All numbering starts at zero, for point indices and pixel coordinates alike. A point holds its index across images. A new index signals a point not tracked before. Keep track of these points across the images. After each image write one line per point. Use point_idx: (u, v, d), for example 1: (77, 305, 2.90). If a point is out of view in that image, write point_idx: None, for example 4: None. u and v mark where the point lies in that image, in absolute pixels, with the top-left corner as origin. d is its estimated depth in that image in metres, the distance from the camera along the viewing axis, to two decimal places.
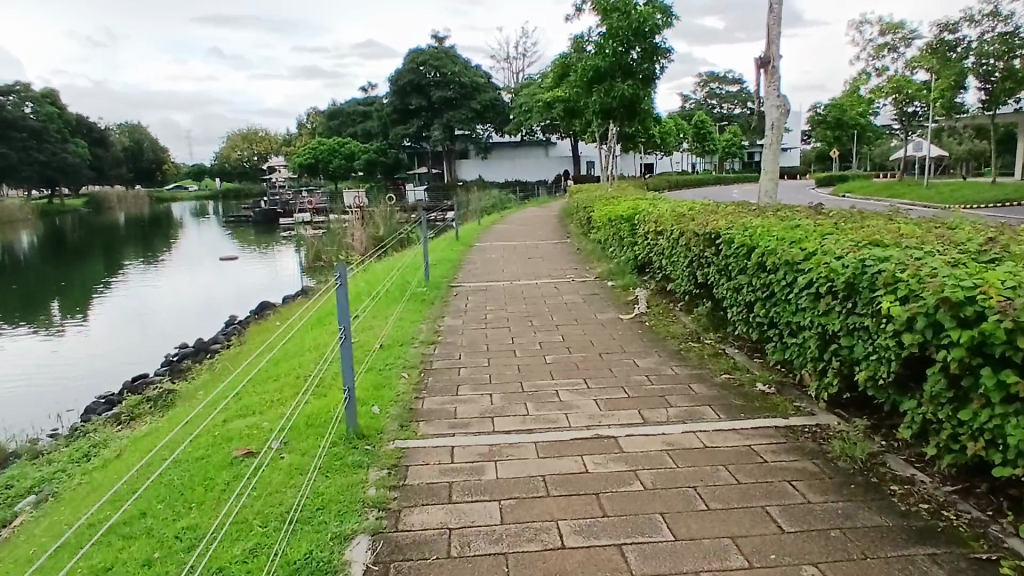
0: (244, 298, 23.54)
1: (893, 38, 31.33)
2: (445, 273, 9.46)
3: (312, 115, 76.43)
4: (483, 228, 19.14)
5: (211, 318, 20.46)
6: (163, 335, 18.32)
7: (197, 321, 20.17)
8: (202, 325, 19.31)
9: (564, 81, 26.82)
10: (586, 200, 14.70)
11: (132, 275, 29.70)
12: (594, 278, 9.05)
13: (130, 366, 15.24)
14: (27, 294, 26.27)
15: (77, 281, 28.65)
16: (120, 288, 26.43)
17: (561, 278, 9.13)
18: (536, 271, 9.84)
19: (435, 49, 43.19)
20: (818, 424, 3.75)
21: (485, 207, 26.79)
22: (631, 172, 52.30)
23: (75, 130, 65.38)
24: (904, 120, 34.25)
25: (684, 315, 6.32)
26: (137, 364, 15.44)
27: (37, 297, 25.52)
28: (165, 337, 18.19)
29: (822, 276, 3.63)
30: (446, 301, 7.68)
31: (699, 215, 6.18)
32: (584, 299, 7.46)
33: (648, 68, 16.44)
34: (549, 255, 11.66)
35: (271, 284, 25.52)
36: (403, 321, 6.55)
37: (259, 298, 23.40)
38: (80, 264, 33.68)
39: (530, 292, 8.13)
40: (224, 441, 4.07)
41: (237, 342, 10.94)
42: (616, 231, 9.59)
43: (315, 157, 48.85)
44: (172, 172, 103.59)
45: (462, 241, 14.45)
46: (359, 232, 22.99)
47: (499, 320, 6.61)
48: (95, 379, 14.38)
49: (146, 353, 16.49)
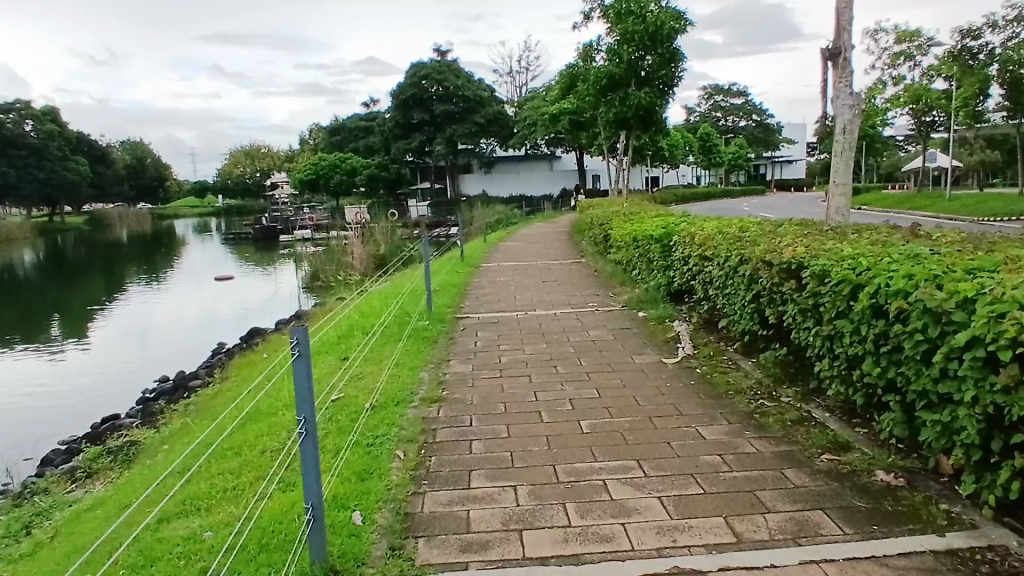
0: (240, 317, 22.32)
1: (910, 46, 30.42)
2: (451, 302, 8.33)
3: (315, 131, 75.91)
4: (489, 245, 18.09)
5: (206, 338, 19.29)
6: (156, 355, 17.25)
7: (190, 340, 18.94)
8: (194, 345, 18.19)
9: (572, 92, 25.86)
10: (601, 215, 13.58)
11: (132, 293, 28.76)
12: (620, 306, 7.89)
13: (113, 388, 14.09)
14: (26, 313, 25.30)
15: (75, 299, 27.69)
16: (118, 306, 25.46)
17: (582, 307, 7.98)
18: (553, 297, 8.68)
19: (437, 62, 42.38)
20: (991, 549, 2.62)
21: (491, 222, 25.74)
22: (638, 185, 51.35)
23: (75, 146, 64.55)
24: (922, 130, 32.89)
25: (741, 359, 5.21)
26: (120, 386, 14.29)
27: (33, 316, 24.52)
28: (157, 357, 17.13)
29: (1008, 338, 2.50)
30: (452, 338, 6.55)
31: (759, 237, 5.07)
32: (613, 335, 6.37)
33: (664, 75, 15.29)
34: (564, 277, 10.54)
35: (271, 302, 24.48)
36: (399, 368, 5.44)
37: (256, 317, 22.21)
38: (79, 282, 32.74)
39: (549, 325, 6.99)
40: (145, 566, 2.93)
41: (219, 379, 9.80)
42: (643, 251, 8.48)
43: (316, 172, 48.54)
44: (173, 187, 102.99)
45: (468, 261, 13.37)
46: (359, 249, 21.94)
47: (517, 366, 5.47)
48: (74, 401, 13.25)
49: (131, 374, 15.33)
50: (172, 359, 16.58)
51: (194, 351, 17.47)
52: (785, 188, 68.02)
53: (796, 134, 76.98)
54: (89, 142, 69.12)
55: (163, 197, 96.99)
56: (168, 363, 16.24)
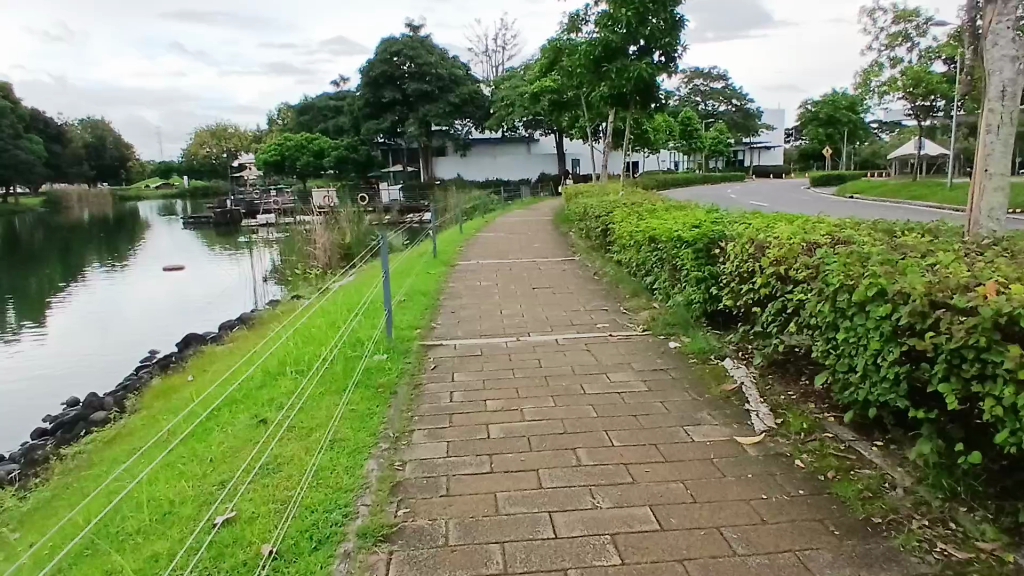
0: (188, 306, 20.11)
1: (908, 27, 29.18)
2: (418, 320, 6.47)
3: (283, 111, 72.97)
4: (465, 236, 16.24)
5: (147, 329, 17.17)
6: (107, 347, 15.28)
7: (129, 332, 16.79)
8: (134, 338, 16.06)
9: (556, 68, 23.92)
10: (595, 205, 11.81)
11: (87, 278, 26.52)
12: (640, 329, 6.11)
13: (34, 390, 12.01)
14: None
15: (25, 285, 25.39)
16: (73, 292, 23.27)
17: (592, 329, 6.15)
18: (550, 314, 6.82)
19: (410, 39, 39.94)
20: None
21: (467, 209, 23.83)
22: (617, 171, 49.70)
23: (28, 124, 60.94)
24: (921, 114, 31.16)
25: (858, 443, 3.45)
26: (43, 386, 12.19)
27: None
28: (105, 349, 15.13)
29: None
30: (417, 384, 4.67)
31: (896, 258, 3.30)
32: (647, 381, 4.54)
33: (668, 43, 13.25)
34: (559, 282, 8.66)
35: (230, 288, 22.36)
36: (333, 451, 3.55)
37: (205, 305, 20.01)
38: (32, 267, 30.35)
39: (552, 363, 5.10)
40: None
41: (130, 413, 7.83)
42: (662, 254, 6.73)
43: (282, 154, 46.05)
44: (136, 169, 99.28)
45: (441, 257, 11.45)
46: (323, 238, 19.88)
47: (517, 444, 3.59)
48: None
49: (51, 371, 13.20)
50: (105, 353, 14.51)
51: (131, 345, 15.34)
52: (764, 175, 67.03)
53: (774, 120, 75.94)
54: (44, 119, 65.33)
55: (125, 178, 93.49)
56: (100, 359, 14.12)
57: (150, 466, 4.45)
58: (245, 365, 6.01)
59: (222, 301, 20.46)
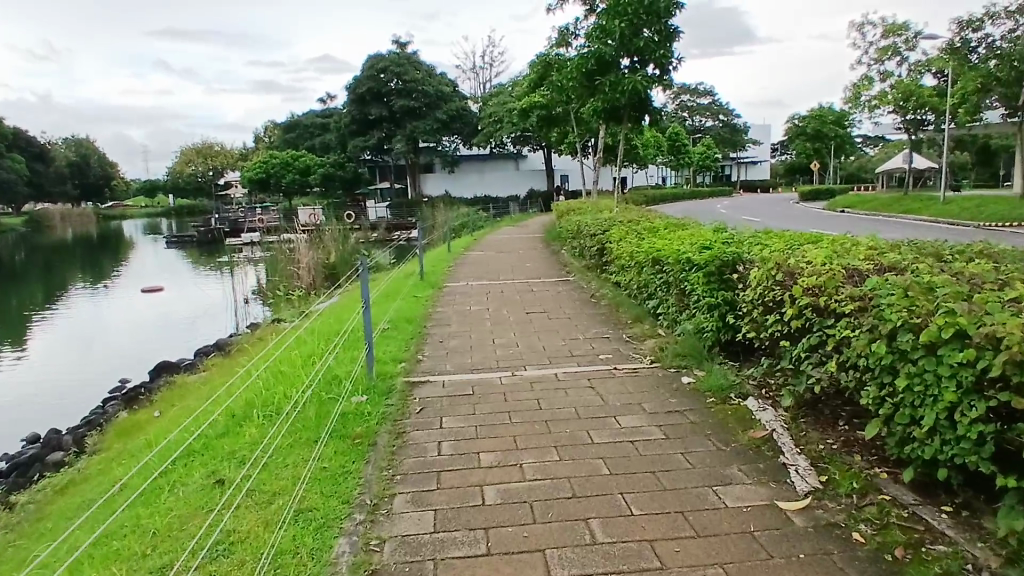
0: (166, 327, 19.40)
1: (897, 41, 29.15)
2: (401, 353, 5.91)
3: (269, 129, 72.42)
4: (454, 255, 15.68)
5: (122, 353, 16.46)
6: (79, 374, 14.59)
7: (104, 358, 16.09)
8: (108, 364, 15.37)
9: (544, 83, 23.55)
10: (590, 223, 11.33)
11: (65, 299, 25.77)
12: (647, 360, 5.56)
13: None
14: None
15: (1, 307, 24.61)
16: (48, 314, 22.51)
17: (594, 361, 5.60)
18: (546, 343, 6.26)
19: (396, 55, 39.60)
20: None
21: (455, 226, 23.29)
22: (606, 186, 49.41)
23: (9, 143, 60.06)
24: (911, 128, 31.02)
25: (924, 509, 2.92)
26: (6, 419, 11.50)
27: None
28: (77, 376, 14.44)
29: None
30: (400, 431, 4.10)
31: (972, 293, 2.78)
32: (661, 425, 4.00)
33: (663, 55, 12.78)
34: (555, 306, 8.10)
35: (212, 308, 21.70)
36: (299, 526, 2.98)
37: (184, 326, 19.31)
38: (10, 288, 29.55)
39: (551, 402, 4.53)
40: None
41: (90, 453, 7.20)
42: (667, 277, 6.21)
43: (267, 171, 45.51)
44: (120, 187, 98.31)
45: (428, 278, 10.87)
46: (306, 258, 19.26)
47: (518, 513, 3.02)
48: None
49: (16, 406, 12.49)
50: (75, 383, 13.83)
51: (104, 372, 14.65)
52: (751, 190, 67.02)
53: (761, 135, 76.14)
54: (26, 138, 64.45)
55: (110, 197, 92.56)
56: (71, 389, 13.44)
57: (90, 537, 3.82)
58: (211, 407, 5.38)
59: (204, 322, 19.79)
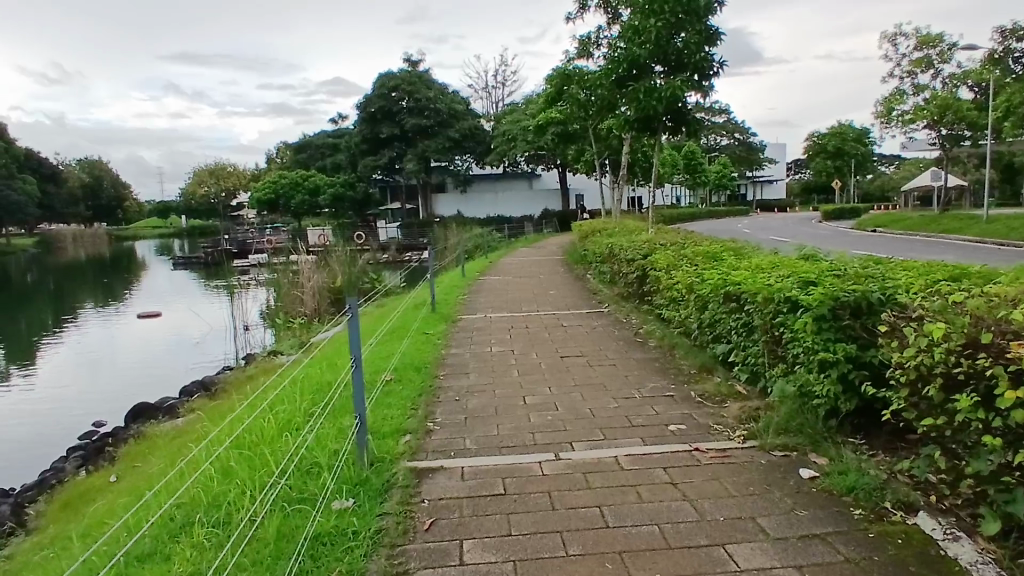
0: (162, 352, 18.03)
1: (932, 53, 27.83)
2: (404, 422, 4.50)
3: (281, 150, 71.80)
4: (468, 280, 14.30)
5: (110, 381, 15.06)
6: (58, 405, 13.27)
7: (88, 385, 14.78)
8: (91, 393, 13.98)
9: (562, 99, 22.32)
10: (624, 245, 9.97)
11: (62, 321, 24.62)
12: (737, 435, 4.13)
13: None
14: None
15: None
16: (42, 337, 21.32)
17: (662, 435, 4.18)
18: (594, 402, 4.86)
19: (408, 73, 38.64)
20: None
21: (468, 248, 21.97)
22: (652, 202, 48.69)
23: (22, 166, 59.73)
24: (948, 144, 29.38)
25: None
26: None
27: None
28: (53, 408, 13.12)
29: None
30: (401, 571, 2.70)
31: None
32: (804, 569, 2.60)
33: (701, 58, 11.32)
34: (594, 348, 6.69)
35: (212, 331, 20.39)
36: None
37: (180, 351, 17.91)
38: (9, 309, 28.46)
39: (619, 509, 3.12)
40: None
41: (20, 537, 5.80)
42: (749, 318, 4.84)
43: (276, 192, 44.65)
44: (134, 209, 98.04)
45: (441, 310, 9.51)
46: (311, 282, 17.97)
47: None
48: None
49: None
50: (50, 417, 12.49)
51: (83, 404, 13.33)
52: (768, 209, 65.54)
53: (778, 154, 74.52)
54: (38, 160, 64.04)
55: (122, 218, 92.30)
56: (43, 426, 12.04)
57: None
58: (145, 506, 3.94)
59: (202, 346, 18.46)
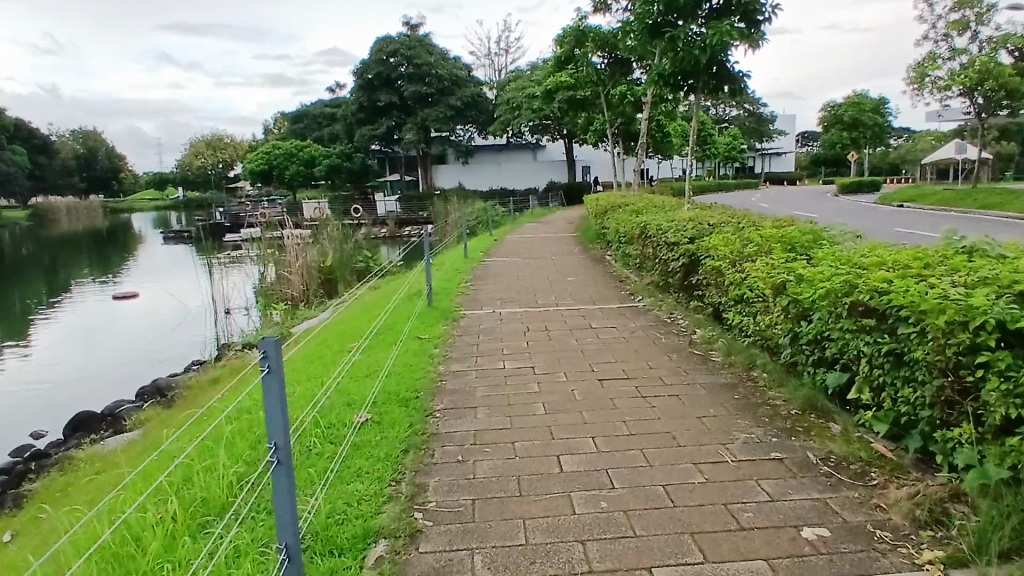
0: (137, 327, 16.48)
1: (970, 14, 25.74)
2: (372, 515, 2.86)
3: (278, 121, 69.55)
4: (471, 262, 12.64)
5: (72, 359, 13.42)
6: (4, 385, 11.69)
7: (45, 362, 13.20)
8: (48, 372, 12.40)
9: (572, 63, 20.40)
10: (660, 222, 8.23)
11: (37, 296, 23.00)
12: (922, 557, 2.49)
13: None
14: None
15: None
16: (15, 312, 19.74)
17: (797, 551, 2.54)
18: (670, 471, 3.22)
19: (407, 36, 36.47)
20: None
21: (470, 224, 20.26)
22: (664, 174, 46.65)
23: (11, 136, 57.65)
24: (983, 114, 27.38)
25: None
26: None
27: None
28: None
29: None
30: None
31: None
32: None
33: (750, 3, 9.58)
34: (642, 366, 5.04)
35: (196, 306, 18.81)
36: None
37: (158, 329, 16.31)
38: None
39: None
40: None
41: None
42: (902, 347, 3.19)
43: (270, 163, 42.85)
44: (131, 181, 95.72)
45: (439, 303, 7.86)
46: (298, 260, 16.32)
47: None
48: None
49: None
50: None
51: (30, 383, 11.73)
52: (777, 182, 63.50)
53: (788, 126, 72.02)
54: (28, 130, 61.94)
55: (118, 191, 90.12)
56: None
57: None
58: None
59: (182, 323, 16.88)
